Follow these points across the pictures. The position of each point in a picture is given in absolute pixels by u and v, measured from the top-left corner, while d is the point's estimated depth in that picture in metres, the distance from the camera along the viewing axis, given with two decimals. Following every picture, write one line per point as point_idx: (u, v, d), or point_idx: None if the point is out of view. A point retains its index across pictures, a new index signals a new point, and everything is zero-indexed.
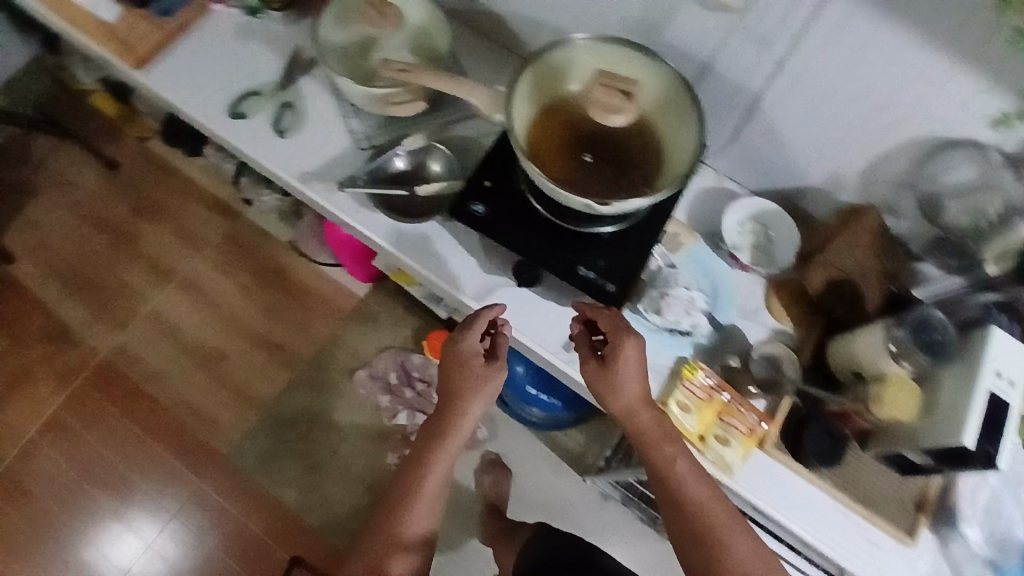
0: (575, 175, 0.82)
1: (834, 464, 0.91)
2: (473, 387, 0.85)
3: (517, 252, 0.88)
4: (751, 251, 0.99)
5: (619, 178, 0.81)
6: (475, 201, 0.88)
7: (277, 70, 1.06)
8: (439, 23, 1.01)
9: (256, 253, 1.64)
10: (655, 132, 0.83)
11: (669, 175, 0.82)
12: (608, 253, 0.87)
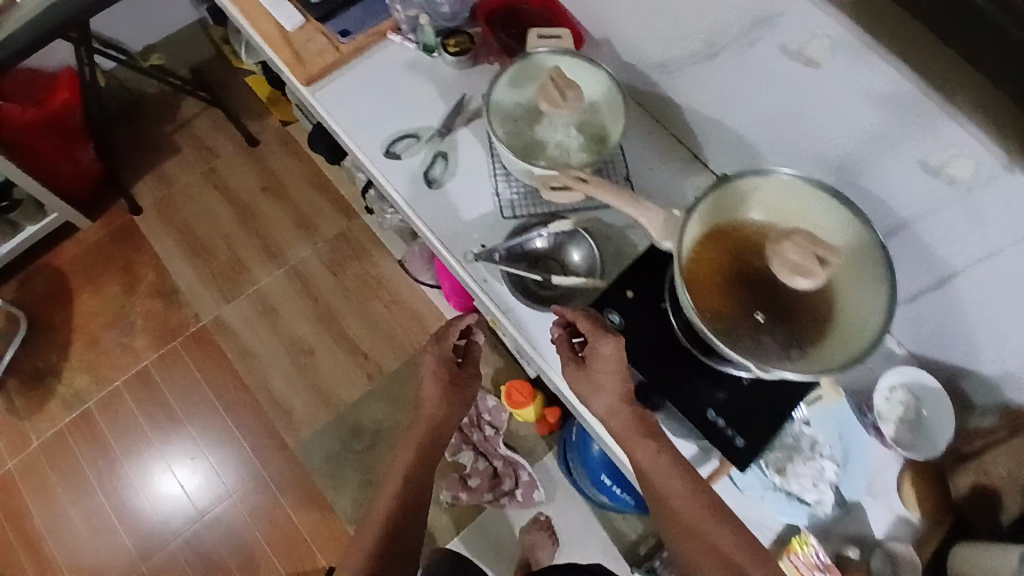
0: (732, 319, 0.73)
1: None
2: (450, 390, 1.01)
3: (645, 376, 0.82)
4: (898, 427, 0.90)
5: (775, 338, 0.72)
6: (613, 310, 0.83)
7: (438, 115, 1.06)
8: (613, 100, 0.95)
9: (362, 259, 1.69)
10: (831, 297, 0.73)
11: (831, 349, 0.72)
12: (744, 403, 0.80)
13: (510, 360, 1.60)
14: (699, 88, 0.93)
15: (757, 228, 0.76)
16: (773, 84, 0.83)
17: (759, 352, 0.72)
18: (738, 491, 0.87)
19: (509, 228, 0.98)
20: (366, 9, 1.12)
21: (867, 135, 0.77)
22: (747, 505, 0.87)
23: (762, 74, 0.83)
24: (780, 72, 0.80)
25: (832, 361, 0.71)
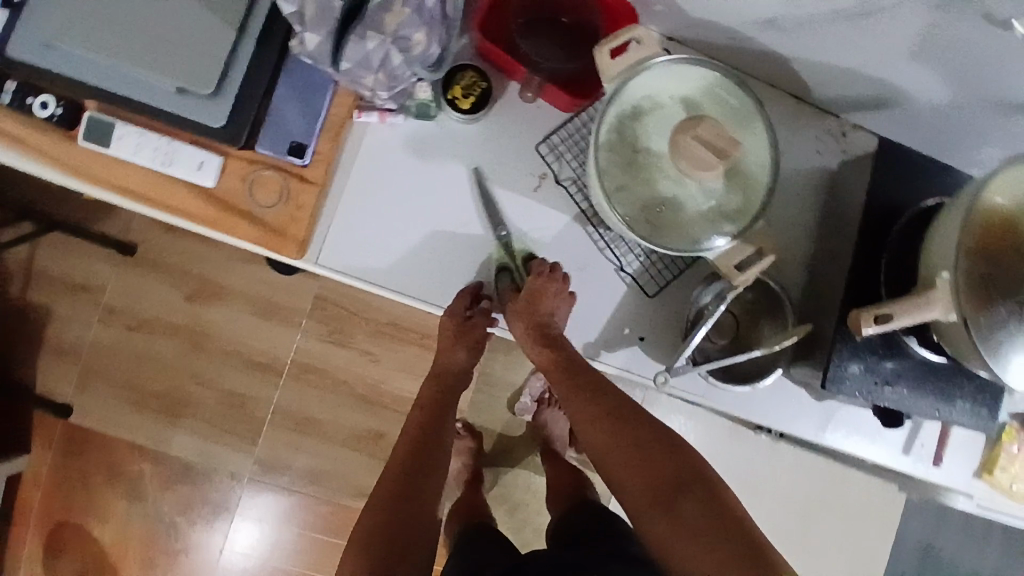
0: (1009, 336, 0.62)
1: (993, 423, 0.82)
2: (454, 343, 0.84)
3: (899, 403, 0.78)
4: None
5: None
6: (852, 362, 0.76)
7: (505, 216, 0.78)
8: (725, 104, 0.73)
9: (361, 312, 1.38)
10: None
11: None
12: (982, 379, 0.81)
13: None
14: (833, 43, 0.71)
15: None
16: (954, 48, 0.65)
17: None
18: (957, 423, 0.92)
19: (663, 306, 0.81)
20: (298, 95, 0.73)
21: None
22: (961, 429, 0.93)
23: (948, 42, 0.64)
24: (973, 39, 0.62)
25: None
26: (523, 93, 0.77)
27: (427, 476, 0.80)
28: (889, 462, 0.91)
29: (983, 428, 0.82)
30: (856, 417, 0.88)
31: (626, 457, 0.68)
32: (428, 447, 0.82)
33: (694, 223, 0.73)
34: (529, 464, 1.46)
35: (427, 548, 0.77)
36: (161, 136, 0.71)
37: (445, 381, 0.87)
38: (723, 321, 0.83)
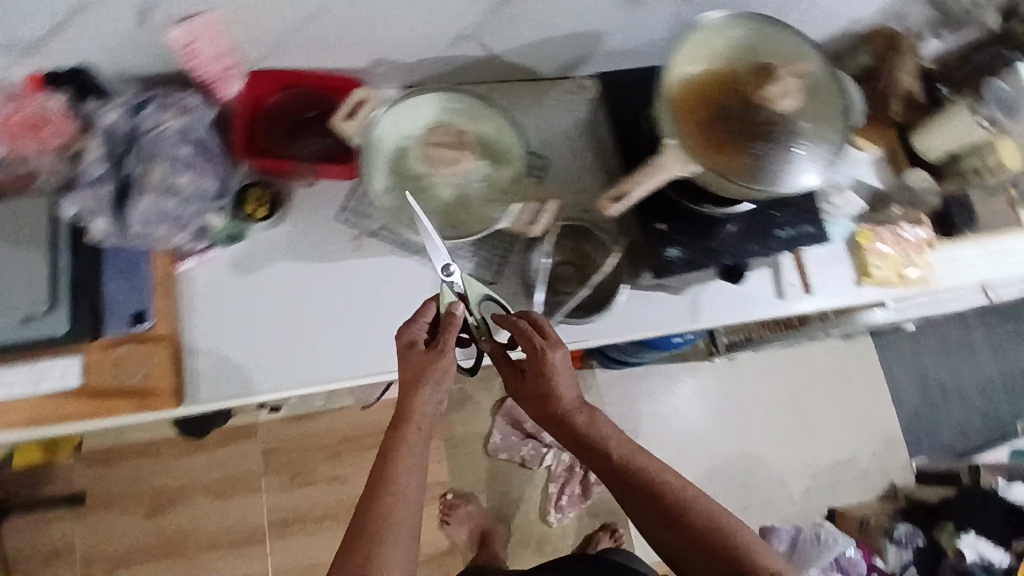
0: (767, 156, 0.79)
1: (821, 235, 0.94)
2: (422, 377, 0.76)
3: (727, 257, 0.91)
4: None
5: (811, 146, 0.82)
6: (668, 247, 0.88)
7: (359, 323, 0.90)
8: (457, 111, 0.88)
9: (314, 443, 1.45)
10: (807, 88, 0.84)
11: (833, 121, 0.84)
12: (787, 205, 0.94)
13: None
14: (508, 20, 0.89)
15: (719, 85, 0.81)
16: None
17: (809, 171, 0.81)
18: (812, 252, 1.04)
19: (505, 284, 0.93)
20: (125, 274, 0.85)
21: None
22: (819, 255, 1.05)
23: None
24: None
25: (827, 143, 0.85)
26: (305, 177, 0.90)
27: (401, 537, 0.70)
28: (776, 313, 1.01)
29: (815, 242, 0.95)
30: (723, 291, 1.00)
31: (681, 543, 0.80)
32: (408, 506, 0.72)
33: (470, 208, 0.87)
34: (528, 495, 1.54)
35: None
36: (22, 364, 0.80)
37: (418, 425, 0.76)
38: (562, 273, 0.96)
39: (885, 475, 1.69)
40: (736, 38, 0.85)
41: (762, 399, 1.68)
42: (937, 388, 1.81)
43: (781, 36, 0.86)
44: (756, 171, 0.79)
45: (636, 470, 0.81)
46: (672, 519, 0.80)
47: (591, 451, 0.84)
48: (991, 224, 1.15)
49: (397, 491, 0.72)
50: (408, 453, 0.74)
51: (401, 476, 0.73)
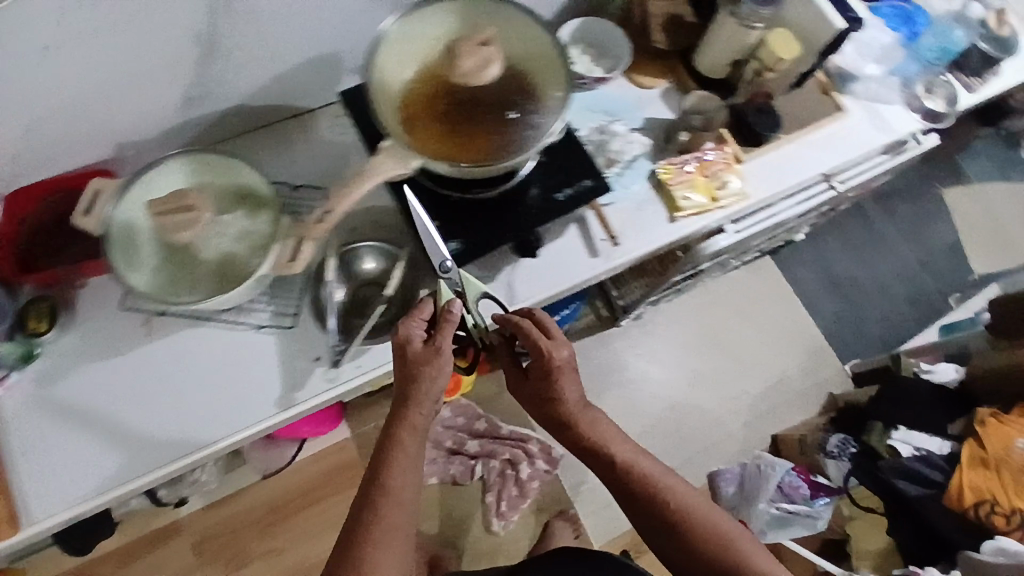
0: (492, 135, 0.80)
1: (602, 186, 0.93)
2: (422, 377, 0.80)
3: (509, 234, 0.90)
4: (598, 64, 1.09)
5: (535, 105, 0.82)
6: (443, 242, 0.88)
7: (185, 416, 0.91)
8: (207, 174, 0.92)
9: (245, 520, 1.48)
10: (515, 48, 0.84)
11: (553, 69, 0.84)
12: (558, 166, 0.94)
13: None
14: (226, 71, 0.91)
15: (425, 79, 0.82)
16: (250, 24, 0.85)
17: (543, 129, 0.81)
18: (615, 203, 1.04)
19: (304, 325, 0.93)
20: None
21: None
22: (624, 204, 1.04)
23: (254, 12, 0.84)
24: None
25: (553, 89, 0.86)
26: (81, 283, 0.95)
27: (398, 540, 0.75)
28: (593, 273, 1.00)
29: (597, 195, 0.93)
30: (534, 267, 1.00)
31: (682, 542, 0.84)
32: (404, 510, 0.76)
33: (230, 264, 0.88)
34: (470, 511, 1.53)
35: None
36: None
37: (419, 422, 0.81)
38: (364, 295, 0.95)
39: (818, 388, 1.68)
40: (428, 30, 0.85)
41: (678, 348, 1.69)
42: (851, 287, 1.81)
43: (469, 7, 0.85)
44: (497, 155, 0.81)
45: (647, 481, 0.87)
46: (666, 517, 0.85)
47: (596, 453, 0.89)
48: (804, 119, 1.13)
49: (394, 492, 0.77)
50: (403, 458, 0.79)
51: (397, 480, 0.78)
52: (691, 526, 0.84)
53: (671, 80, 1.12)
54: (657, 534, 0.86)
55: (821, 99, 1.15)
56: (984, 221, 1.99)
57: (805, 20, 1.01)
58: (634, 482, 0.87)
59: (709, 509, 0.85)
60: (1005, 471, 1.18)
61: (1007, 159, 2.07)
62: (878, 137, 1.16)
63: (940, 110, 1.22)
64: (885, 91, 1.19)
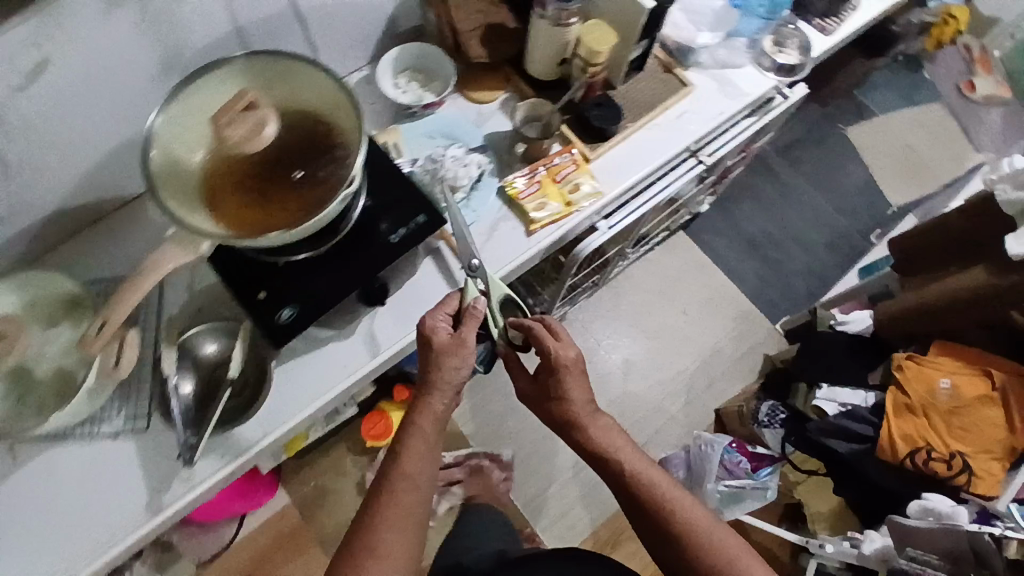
0: (294, 197, 0.78)
1: (436, 220, 0.90)
2: (445, 365, 0.81)
3: (346, 289, 0.86)
4: (426, 89, 1.06)
5: (330, 154, 0.79)
6: (276, 311, 0.84)
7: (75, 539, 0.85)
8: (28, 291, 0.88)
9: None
10: (299, 102, 0.82)
11: (341, 111, 0.81)
12: (386, 207, 0.90)
13: (349, 429, 1.60)
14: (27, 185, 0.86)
15: (210, 158, 0.78)
16: (37, 135, 0.81)
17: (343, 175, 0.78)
18: (466, 230, 1.00)
19: (162, 428, 0.90)
20: None
21: (127, 49, 0.81)
22: (476, 227, 1.01)
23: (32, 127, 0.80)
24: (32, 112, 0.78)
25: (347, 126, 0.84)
26: None
27: (399, 537, 0.74)
28: None
29: (433, 229, 0.90)
30: (391, 310, 0.96)
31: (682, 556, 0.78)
32: (410, 507, 0.76)
33: (65, 380, 0.84)
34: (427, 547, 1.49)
35: None
36: None
37: (434, 410, 0.81)
38: (214, 380, 0.92)
39: (753, 352, 1.72)
40: (193, 114, 0.80)
41: (607, 342, 1.70)
42: (767, 245, 1.84)
43: (226, 69, 0.80)
44: (315, 203, 0.77)
45: (655, 495, 0.81)
46: (660, 524, 0.80)
47: (609, 469, 0.84)
48: (649, 103, 1.11)
49: (401, 489, 0.76)
50: (414, 454, 0.78)
51: (407, 477, 0.77)
52: (693, 533, 0.78)
53: (508, 90, 1.10)
54: (654, 537, 0.81)
55: (664, 78, 1.13)
56: (896, 151, 1.99)
57: (615, 11, 0.99)
58: (640, 483, 0.82)
59: (718, 528, 0.78)
60: (935, 417, 1.11)
61: (910, 85, 2.07)
62: (731, 105, 1.14)
63: (794, 62, 1.18)
64: (732, 56, 1.17)
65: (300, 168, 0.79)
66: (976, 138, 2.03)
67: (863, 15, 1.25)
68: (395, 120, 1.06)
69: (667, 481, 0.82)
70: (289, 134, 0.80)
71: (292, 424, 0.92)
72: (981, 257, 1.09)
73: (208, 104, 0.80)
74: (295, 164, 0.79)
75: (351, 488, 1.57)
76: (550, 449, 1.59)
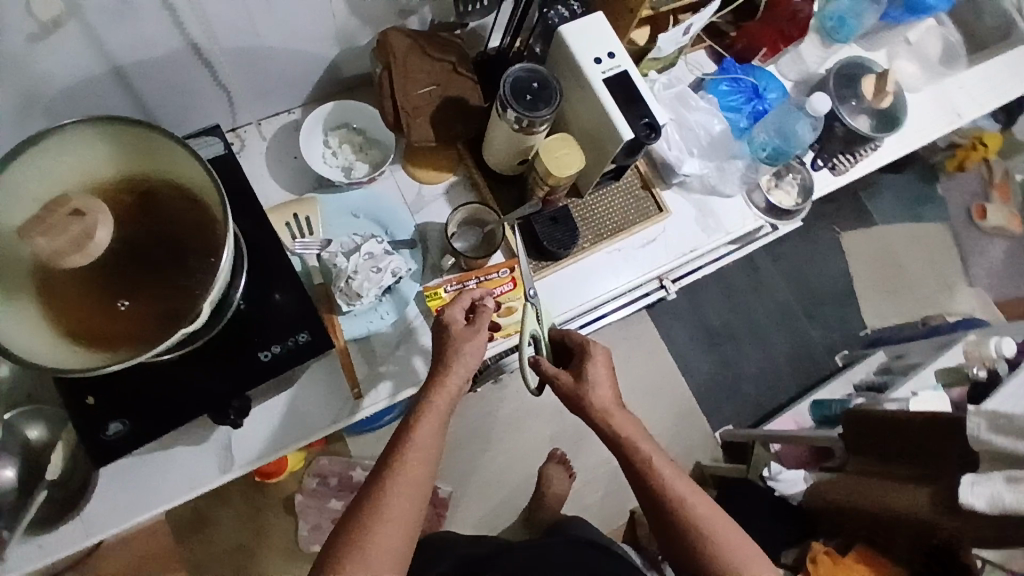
0: (121, 325, 0.63)
1: (322, 345, 0.75)
2: (470, 352, 0.75)
3: (189, 412, 0.72)
4: (359, 159, 0.90)
5: (180, 274, 0.65)
6: (103, 423, 0.71)
7: None
8: None
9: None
10: (157, 196, 0.67)
11: (206, 216, 0.67)
12: (269, 314, 0.76)
13: None
14: None
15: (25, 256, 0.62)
16: None
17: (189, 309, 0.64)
18: (368, 338, 0.86)
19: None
20: None
21: None
22: (383, 337, 0.86)
23: None
24: None
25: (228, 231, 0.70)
26: None
27: (404, 520, 0.66)
28: (334, 427, 0.83)
29: (312, 357, 0.75)
30: (260, 416, 0.82)
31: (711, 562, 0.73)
32: (417, 487, 0.68)
33: None
34: None
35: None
36: None
37: (448, 387, 0.73)
38: (36, 471, 0.78)
39: (688, 455, 1.61)
40: (21, 183, 0.63)
41: (538, 414, 1.56)
42: (727, 339, 1.69)
43: (69, 134, 0.64)
44: (152, 333, 0.63)
45: (680, 510, 0.75)
46: (688, 523, 0.74)
47: (638, 478, 0.77)
48: (617, 224, 0.96)
49: (406, 470, 0.68)
50: (420, 432, 0.71)
51: (415, 455, 0.69)
52: (724, 537, 0.74)
53: (459, 173, 0.93)
54: (680, 534, 0.75)
55: (641, 196, 0.97)
56: (882, 267, 1.83)
57: (591, 124, 0.83)
58: (669, 481, 0.76)
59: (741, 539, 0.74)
60: None
61: (922, 198, 1.91)
62: (708, 242, 0.99)
63: (790, 205, 1.02)
64: (721, 181, 0.99)
65: (129, 297, 0.64)
66: (969, 270, 1.87)
67: (883, 154, 1.07)
68: (314, 188, 0.90)
69: (695, 495, 0.76)
70: (131, 241, 0.64)
71: (117, 531, 0.78)
72: (929, 475, 0.98)
73: (35, 185, 0.64)
74: (136, 276, 0.64)
75: (232, 519, 1.40)
76: (450, 518, 1.48)
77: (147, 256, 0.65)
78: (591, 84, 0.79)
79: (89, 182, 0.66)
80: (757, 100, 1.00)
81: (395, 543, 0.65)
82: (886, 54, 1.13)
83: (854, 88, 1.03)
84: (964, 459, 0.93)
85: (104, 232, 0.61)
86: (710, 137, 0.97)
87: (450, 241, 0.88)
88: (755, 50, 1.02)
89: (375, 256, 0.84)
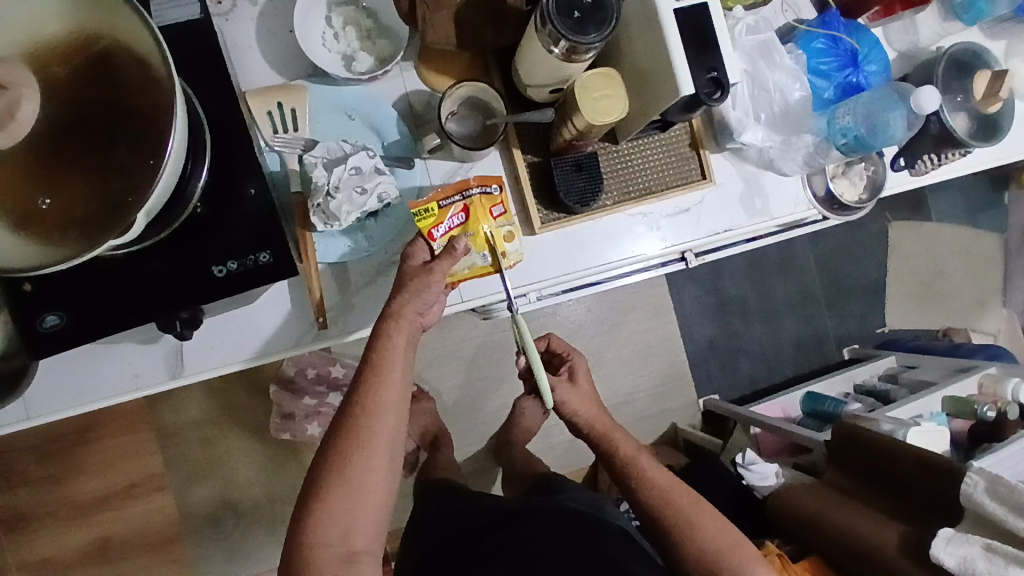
0: (47, 221, 0.52)
1: (286, 266, 0.67)
2: (424, 295, 0.69)
3: (132, 319, 0.66)
4: (365, 51, 0.76)
5: (119, 166, 0.53)
6: (38, 315, 0.65)
7: None
8: None
9: (19, 446, 1.36)
10: (98, 56, 0.53)
11: (152, 93, 0.53)
12: (230, 225, 0.67)
13: None
14: None
15: None
16: None
17: (123, 207, 0.52)
18: (345, 263, 0.76)
19: None
20: None
21: None
22: (360, 262, 0.77)
23: None
24: None
25: (184, 123, 0.56)
26: None
27: (382, 457, 0.66)
28: (294, 350, 0.76)
29: (273, 279, 0.67)
30: (220, 325, 0.75)
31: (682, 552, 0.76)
32: (387, 431, 0.67)
33: None
34: (257, 476, 1.40)
35: (362, 526, 0.65)
36: None
37: (395, 332, 0.69)
38: None
39: (665, 417, 1.54)
40: None
41: None
42: (737, 312, 1.59)
43: None
44: (70, 241, 0.51)
45: (657, 498, 0.79)
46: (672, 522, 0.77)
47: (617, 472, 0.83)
48: (647, 186, 0.82)
49: (379, 398, 0.67)
50: (389, 357, 0.68)
51: (386, 382, 0.68)
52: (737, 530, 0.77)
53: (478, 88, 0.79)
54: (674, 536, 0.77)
55: (687, 157, 0.82)
56: (922, 270, 1.69)
57: (648, 64, 0.68)
58: (664, 484, 0.80)
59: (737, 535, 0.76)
60: None
61: (989, 203, 1.72)
62: (747, 225, 0.85)
63: (852, 199, 0.90)
64: (783, 157, 0.83)
65: (56, 195, 0.52)
66: (1009, 290, 1.74)
67: (969, 164, 0.92)
68: (306, 76, 0.76)
69: (674, 486, 0.80)
70: (62, 117, 0.51)
71: (57, 417, 0.74)
72: (895, 510, 0.95)
73: None
74: (61, 168, 0.51)
75: (203, 394, 1.40)
76: None
77: (79, 144, 0.52)
78: (661, 14, 0.64)
79: (22, 32, 0.52)
80: (853, 69, 0.83)
81: (364, 494, 0.65)
82: (1006, 47, 0.95)
83: (965, 81, 0.87)
84: (942, 509, 0.90)
85: (30, 111, 0.50)
86: (784, 102, 0.80)
87: (444, 128, 0.75)
88: (867, 7, 0.84)
89: (365, 172, 0.71)
